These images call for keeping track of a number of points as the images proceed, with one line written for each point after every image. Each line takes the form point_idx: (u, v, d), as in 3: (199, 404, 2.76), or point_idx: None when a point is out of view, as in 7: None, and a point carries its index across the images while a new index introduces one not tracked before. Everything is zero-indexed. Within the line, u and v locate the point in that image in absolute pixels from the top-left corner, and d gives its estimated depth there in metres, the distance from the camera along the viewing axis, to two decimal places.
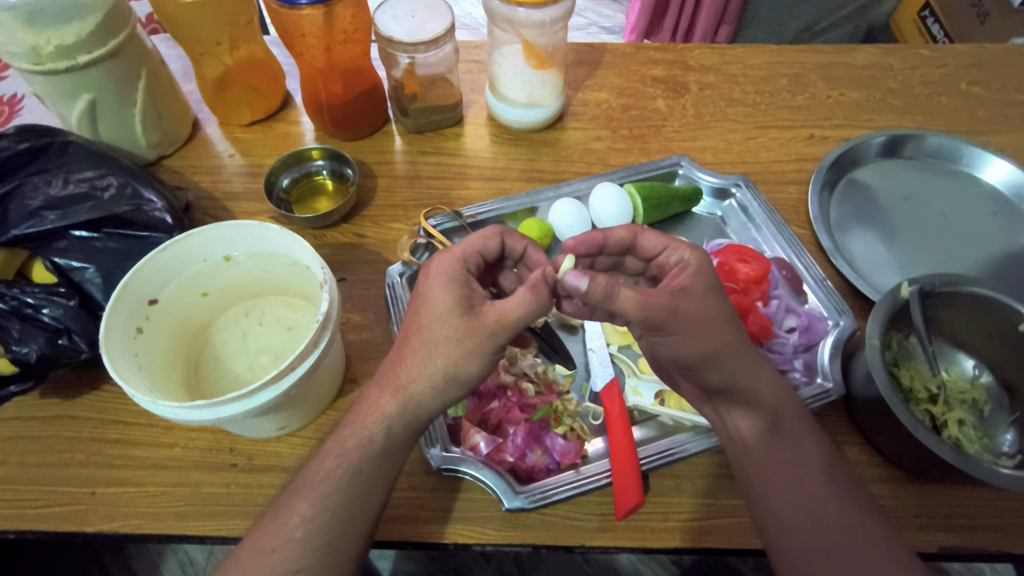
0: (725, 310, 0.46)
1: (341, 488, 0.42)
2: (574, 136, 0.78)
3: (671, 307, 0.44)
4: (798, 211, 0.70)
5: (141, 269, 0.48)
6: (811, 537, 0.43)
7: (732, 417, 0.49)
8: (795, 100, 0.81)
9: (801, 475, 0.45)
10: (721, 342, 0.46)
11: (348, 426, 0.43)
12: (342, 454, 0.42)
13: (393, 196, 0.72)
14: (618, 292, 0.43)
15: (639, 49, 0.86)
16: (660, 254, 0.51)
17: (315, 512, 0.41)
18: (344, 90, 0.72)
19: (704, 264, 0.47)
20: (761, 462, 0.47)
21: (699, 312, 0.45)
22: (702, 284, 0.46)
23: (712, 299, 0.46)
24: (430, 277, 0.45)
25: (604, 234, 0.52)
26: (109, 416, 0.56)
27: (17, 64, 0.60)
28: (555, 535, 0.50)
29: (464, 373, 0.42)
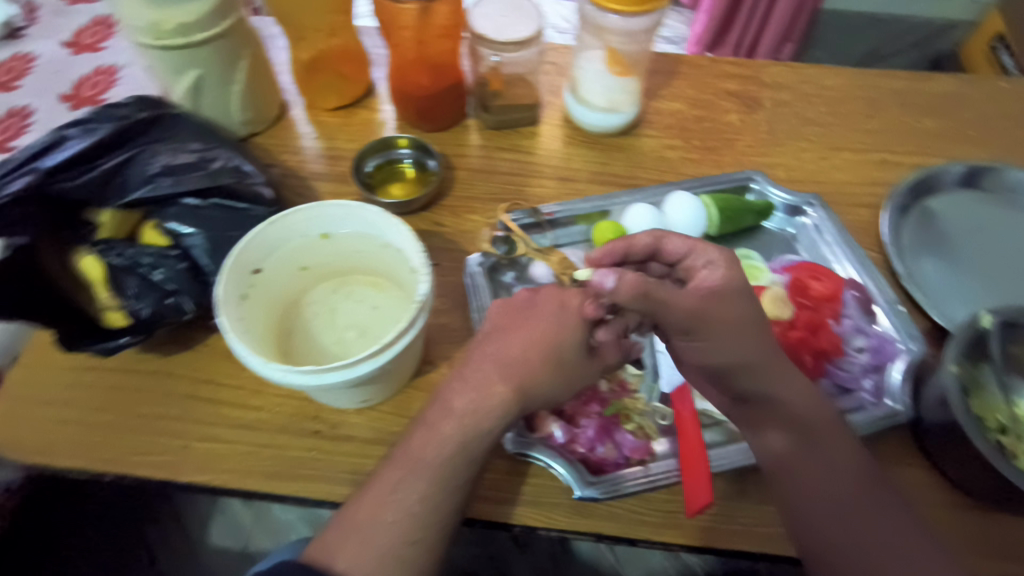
0: (755, 315, 0.49)
1: (457, 471, 0.42)
2: (648, 143, 0.79)
3: (695, 311, 0.47)
4: (869, 234, 0.71)
5: (253, 238, 0.52)
6: (859, 554, 0.44)
7: (764, 431, 0.50)
8: (870, 123, 0.81)
9: (837, 488, 0.46)
10: (746, 350, 0.48)
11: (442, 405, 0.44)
12: (453, 439, 0.43)
13: (470, 189, 0.74)
14: (643, 288, 0.46)
15: (715, 62, 0.88)
16: (685, 257, 0.51)
17: (433, 491, 0.41)
18: (430, 82, 0.74)
19: (732, 265, 0.49)
20: (786, 467, 0.48)
21: (729, 318, 0.47)
22: (733, 287, 0.48)
23: (745, 304, 0.48)
24: (571, 312, 0.47)
25: (627, 241, 0.52)
26: (203, 376, 0.60)
27: (138, 39, 0.64)
28: (620, 526, 0.52)
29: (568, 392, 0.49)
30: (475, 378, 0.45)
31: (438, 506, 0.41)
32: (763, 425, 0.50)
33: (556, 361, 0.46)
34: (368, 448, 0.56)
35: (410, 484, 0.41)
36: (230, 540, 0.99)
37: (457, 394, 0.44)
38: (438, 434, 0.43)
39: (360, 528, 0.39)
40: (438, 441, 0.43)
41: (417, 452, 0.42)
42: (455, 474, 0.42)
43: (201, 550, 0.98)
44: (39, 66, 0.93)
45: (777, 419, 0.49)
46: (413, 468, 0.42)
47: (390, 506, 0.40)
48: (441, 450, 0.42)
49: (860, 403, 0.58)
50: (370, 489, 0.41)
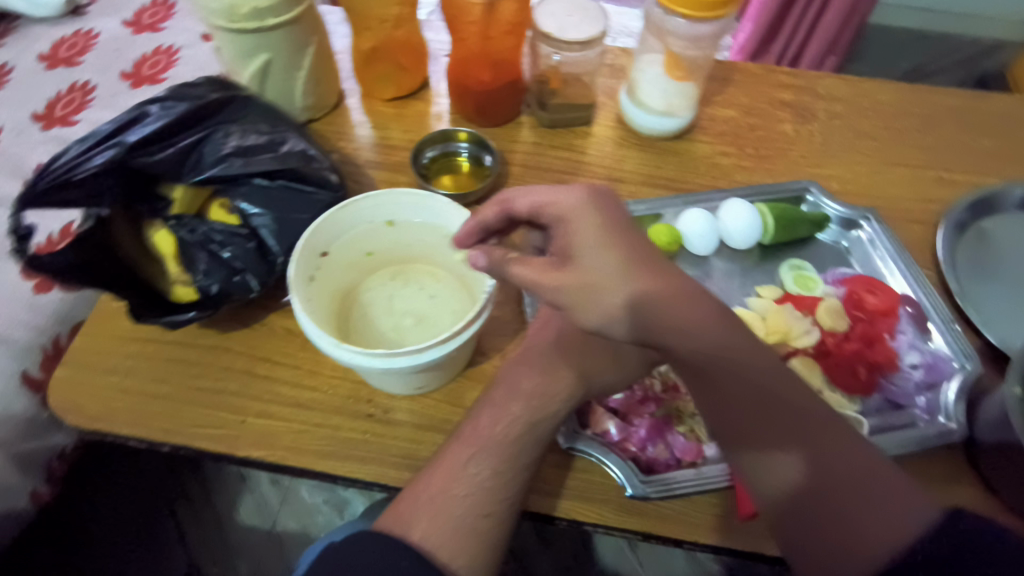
0: (630, 261, 0.44)
1: (527, 451, 0.44)
2: (700, 149, 0.79)
3: (578, 280, 0.44)
4: (924, 251, 0.70)
5: (323, 221, 0.53)
6: (817, 488, 0.42)
7: (770, 464, 0.44)
8: (925, 140, 0.81)
9: (774, 423, 0.45)
10: (611, 304, 0.44)
11: (515, 390, 0.46)
12: (521, 419, 0.44)
13: (524, 184, 0.75)
14: (509, 264, 0.48)
15: (769, 71, 0.88)
16: (543, 210, 0.48)
17: (503, 468, 0.43)
18: (491, 78, 0.75)
19: (582, 207, 0.45)
20: (727, 413, 0.46)
21: (590, 275, 0.44)
22: (583, 227, 0.45)
23: (610, 257, 0.44)
24: None
25: (478, 218, 0.52)
26: (259, 354, 0.60)
27: (213, 20, 0.66)
28: (670, 527, 0.52)
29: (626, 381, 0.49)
30: (541, 364, 0.47)
31: (507, 483, 0.42)
32: (763, 454, 0.45)
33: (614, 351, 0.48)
34: (421, 433, 0.57)
35: (483, 459, 0.43)
36: (257, 518, 1.00)
37: (526, 376, 0.46)
38: (508, 413, 0.44)
39: (432, 501, 0.41)
40: (506, 421, 0.44)
41: (486, 430, 0.44)
42: (523, 454, 0.43)
43: (228, 526, 0.99)
44: (100, 43, 0.94)
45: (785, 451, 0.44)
46: (483, 446, 0.43)
47: (463, 479, 0.42)
48: (511, 428, 0.44)
49: (912, 420, 0.58)
50: (441, 464, 0.43)
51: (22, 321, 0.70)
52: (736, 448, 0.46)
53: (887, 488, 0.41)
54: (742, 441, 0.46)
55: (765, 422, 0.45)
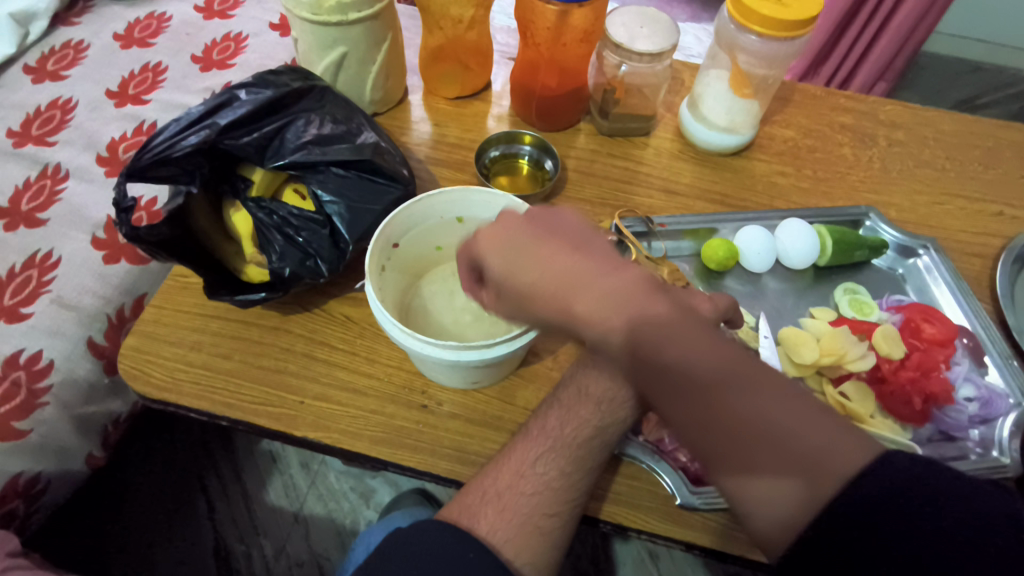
0: (547, 275, 0.42)
1: (593, 454, 0.44)
2: (758, 167, 0.79)
3: (529, 291, 0.43)
4: (982, 284, 0.70)
5: (399, 214, 0.54)
6: (776, 469, 0.37)
7: (753, 487, 0.38)
8: (986, 173, 0.80)
9: (711, 401, 0.38)
10: (539, 313, 0.44)
11: (586, 395, 0.46)
12: (590, 423, 0.45)
13: (581, 191, 0.76)
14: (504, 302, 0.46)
15: (829, 94, 0.88)
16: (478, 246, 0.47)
17: (570, 469, 0.43)
18: (557, 83, 0.77)
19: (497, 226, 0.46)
20: (668, 400, 0.39)
21: (532, 284, 0.43)
22: (506, 243, 0.45)
23: (533, 257, 0.44)
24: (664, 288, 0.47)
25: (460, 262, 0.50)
26: (319, 338, 0.62)
27: (297, 12, 0.68)
28: (716, 539, 0.52)
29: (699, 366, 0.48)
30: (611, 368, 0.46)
31: (572, 486, 0.43)
32: (746, 473, 0.38)
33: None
34: (473, 428, 0.57)
35: (550, 459, 0.44)
36: (284, 500, 1.02)
37: (593, 379, 0.46)
38: (577, 416, 0.45)
39: (499, 497, 0.42)
40: (575, 424, 0.45)
41: (555, 430, 0.45)
42: (590, 456, 0.44)
43: (257, 505, 1.01)
44: (173, 27, 0.97)
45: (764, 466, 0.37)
46: (551, 445, 0.44)
47: (530, 478, 0.43)
48: (579, 432, 0.44)
49: (964, 452, 0.58)
50: (510, 461, 0.44)
51: (90, 288, 0.73)
52: (717, 467, 0.39)
53: (853, 454, 0.36)
54: (689, 429, 0.39)
55: (734, 434, 0.37)
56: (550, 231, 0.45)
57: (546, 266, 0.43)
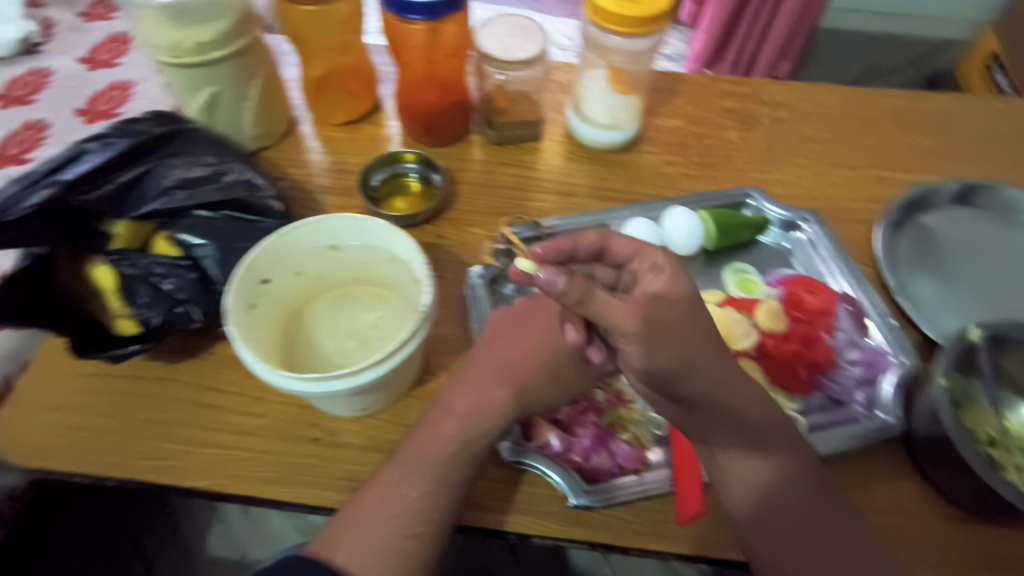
0: (700, 322, 0.47)
1: (458, 469, 0.46)
2: (646, 159, 0.81)
3: (649, 322, 0.44)
4: (864, 249, 0.72)
5: (263, 249, 0.54)
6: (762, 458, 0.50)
7: (744, 463, 0.50)
8: (866, 141, 0.83)
9: (745, 412, 0.50)
10: (659, 354, 0.45)
11: (456, 414, 0.47)
12: (454, 439, 0.46)
13: (473, 203, 0.76)
14: (592, 297, 0.42)
15: (714, 80, 0.89)
16: (629, 260, 0.47)
17: (433, 487, 0.44)
18: (439, 99, 0.77)
19: (677, 268, 0.47)
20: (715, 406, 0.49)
21: (670, 330, 0.45)
22: (678, 293, 0.46)
23: (693, 314, 0.47)
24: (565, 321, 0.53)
25: (575, 240, 0.47)
26: (207, 383, 0.61)
27: (156, 56, 0.67)
28: (612, 535, 0.53)
29: (540, 398, 0.50)
30: (477, 384, 0.49)
31: (437, 501, 0.44)
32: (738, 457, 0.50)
33: (551, 366, 0.51)
34: (367, 455, 0.57)
35: (411, 480, 0.44)
36: (226, 548, 0.99)
37: (459, 397, 0.48)
38: (440, 433, 0.46)
39: (362, 524, 0.42)
40: (439, 441, 0.46)
41: (421, 450, 0.46)
42: (454, 472, 0.45)
43: (196, 558, 0.99)
44: (55, 81, 0.95)
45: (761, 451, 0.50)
46: (416, 466, 0.45)
47: (394, 501, 0.43)
48: (442, 448, 0.46)
49: (852, 415, 0.59)
50: (377, 487, 0.44)
51: None
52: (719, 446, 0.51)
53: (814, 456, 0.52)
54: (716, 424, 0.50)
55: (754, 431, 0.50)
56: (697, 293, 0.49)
57: (696, 319, 0.47)
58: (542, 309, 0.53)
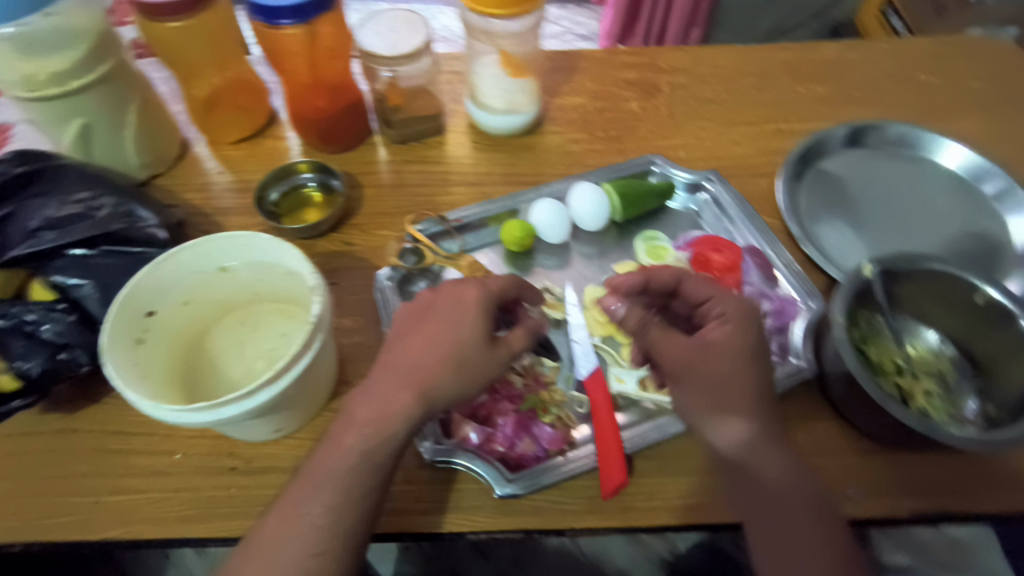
0: (745, 372, 0.51)
1: (362, 480, 0.45)
2: (551, 140, 0.80)
3: (691, 359, 0.51)
4: (768, 202, 0.73)
5: (140, 280, 0.51)
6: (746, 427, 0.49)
7: (721, 426, 0.50)
8: (763, 96, 0.84)
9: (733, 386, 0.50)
10: (688, 387, 0.51)
11: (358, 423, 0.46)
12: (355, 449, 0.45)
13: (380, 204, 0.75)
14: (647, 329, 0.53)
15: (612, 54, 0.89)
16: (704, 301, 0.55)
17: (337, 501, 0.44)
18: (328, 103, 0.75)
19: (744, 315, 0.53)
20: (700, 377, 0.51)
21: (716, 374, 0.50)
22: (735, 344, 0.51)
23: (744, 361, 0.51)
24: (468, 305, 0.49)
25: (649, 276, 0.57)
26: (111, 427, 0.58)
27: (13, 92, 0.63)
28: (545, 519, 0.52)
29: (444, 390, 0.47)
30: (379, 390, 0.47)
31: (344, 514, 0.44)
32: (716, 419, 0.50)
33: (456, 360, 0.48)
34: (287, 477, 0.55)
35: (314, 497, 0.44)
36: None
37: (360, 406, 0.47)
38: (341, 445, 0.45)
39: (264, 549, 0.43)
40: (340, 453, 0.45)
41: (326, 466, 0.45)
42: (358, 483, 0.45)
43: None
44: None
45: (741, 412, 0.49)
46: (318, 482, 0.44)
47: (297, 521, 0.43)
48: (343, 460, 0.45)
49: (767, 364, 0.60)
50: (283, 507, 0.44)
51: None
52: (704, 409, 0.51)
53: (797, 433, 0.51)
54: (701, 385, 0.51)
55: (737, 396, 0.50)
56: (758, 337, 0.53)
57: (737, 359, 0.51)
58: (443, 302, 0.50)
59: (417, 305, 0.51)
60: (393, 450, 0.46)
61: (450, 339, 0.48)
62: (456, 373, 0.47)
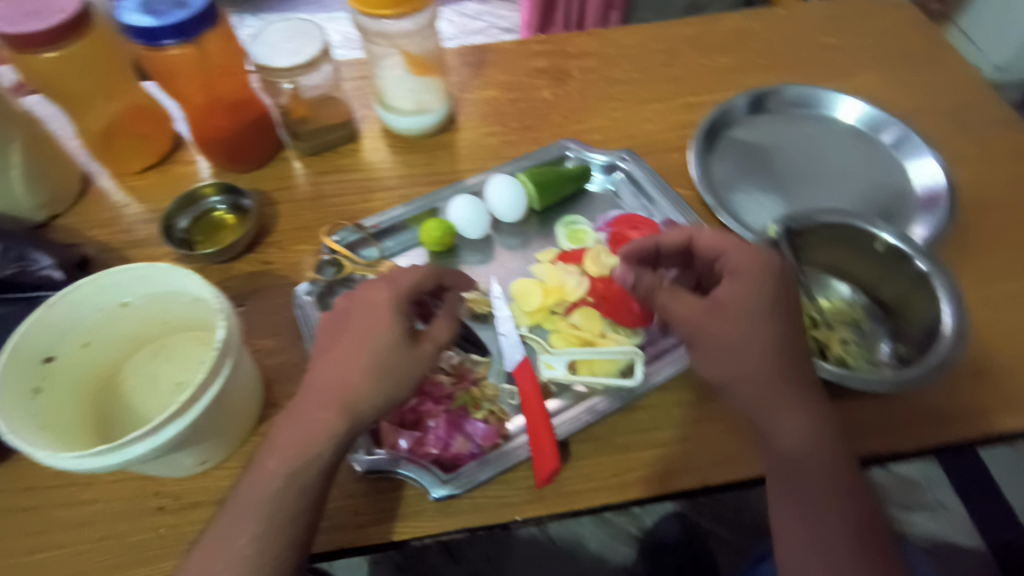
0: (757, 329, 0.49)
1: (289, 504, 0.43)
2: (466, 136, 0.80)
3: (704, 317, 0.51)
4: (683, 174, 0.74)
5: (30, 326, 0.48)
6: (758, 384, 0.49)
7: (728, 383, 0.50)
8: (671, 72, 0.85)
9: (742, 344, 0.49)
10: (700, 345, 0.51)
11: (277, 444, 0.44)
12: (280, 474, 0.43)
13: (297, 220, 0.73)
14: (657, 292, 0.54)
15: (521, 44, 0.89)
16: (714, 258, 0.55)
17: (263, 529, 0.42)
18: (232, 123, 0.72)
19: (755, 271, 0.51)
20: (708, 337, 0.50)
21: (726, 332, 0.50)
22: (746, 301, 0.50)
23: (757, 319, 0.50)
24: (379, 306, 0.47)
25: (658, 241, 0.58)
26: (25, 484, 0.55)
27: None
28: (487, 515, 0.52)
29: (366, 399, 0.44)
30: (303, 411, 0.44)
31: (270, 540, 0.42)
32: (722, 375, 0.50)
33: (374, 365, 0.45)
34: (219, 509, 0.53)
35: (238, 528, 0.42)
36: None
37: (282, 429, 0.44)
38: (264, 472, 0.43)
39: None
40: (264, 480, 0.43)
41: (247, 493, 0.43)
42: (283, 508, 0.42)
43: None
44: None
45: (748, 370, 0.49)
46: (242, 511, 0.42)
47: (221, 553, 0.42)
48: (267, 486, 0.43)
49: None
50: (207, 542, 0.43)
51: None
52: (710, 366, 0.51)
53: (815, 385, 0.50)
54: (710, 344, 0.50)
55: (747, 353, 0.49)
56: (774, 290, 0.51)
57: (750, 316, 0.50)
58: (356, 307, 0.47)
59: (333, 316, 0.48)
60: (323, 468, 0.44)
61: (365, 344, 0.45)
62: (376, 379, 0.45)
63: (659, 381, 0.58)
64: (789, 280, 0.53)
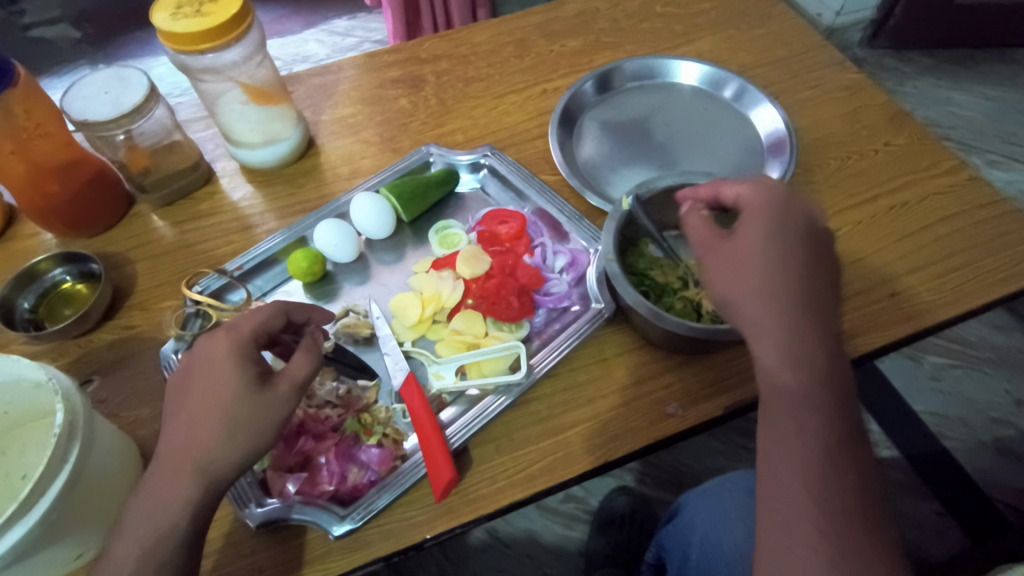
0: (772, 251, 0.45)
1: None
2: (327, 158, 0.78)
3: (722, 238, 0.48)
4: (547, 161, 0.75)
5: None
6: (759, 302, 0.44)
7: (733, 305, 0.46)
8: (523, 62, 0.86)
9: (746, 262, 0.45)
10: (711, 266, 0.47)
11: (141, 520, 0.42)
12: (141, 550, 0.41)
13: (158, 276, 0.69)
14: (692, 216, 0.51)
15: (372, 56, 0.88)
16: None
17: None
18: (61, 187, 0.66)
19: (779, 200, 0.48)
20: (716, 258, 0.47)
21: (740, 251, 0.46)
22: (766, 224, 0.46)
23: (770, 239, 0.46)
24: (221, 358, 0.46)
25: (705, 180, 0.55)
26: None
27: None
28: (394, 540, 0.51)
29: (223, 454, 0.44)
30: (160, 479, 0.43)
31: None
32: (726, 295, 0.46)
33: (226, 418, 0.44)
34: None
35: None
36: None
37: (140, 504, 0.43)
38: (126, 551, 0.41)
39: None
40: (128, 560, 0.40)
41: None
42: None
43: None
44: None
45: (753, 288, 0.44)
46: None
47: None
48: (129, 568, 0.40)
49: (573, 315, 0.63)
50: None
51: None
52: (718, 286, 0.47)
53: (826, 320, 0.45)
54: (716, 265, 0.47)
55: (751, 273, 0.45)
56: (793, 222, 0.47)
57: (766, 237, 0.46)
58: (198, 362, 0.46)
59: (179, 375, 0.47)
60: (190, 530, 0.43)
61: (212, 399, 0.45)
62: (230, 433, 0.44)
63: (547, 369, 0.58)
64: (814, 213, 0.49)
